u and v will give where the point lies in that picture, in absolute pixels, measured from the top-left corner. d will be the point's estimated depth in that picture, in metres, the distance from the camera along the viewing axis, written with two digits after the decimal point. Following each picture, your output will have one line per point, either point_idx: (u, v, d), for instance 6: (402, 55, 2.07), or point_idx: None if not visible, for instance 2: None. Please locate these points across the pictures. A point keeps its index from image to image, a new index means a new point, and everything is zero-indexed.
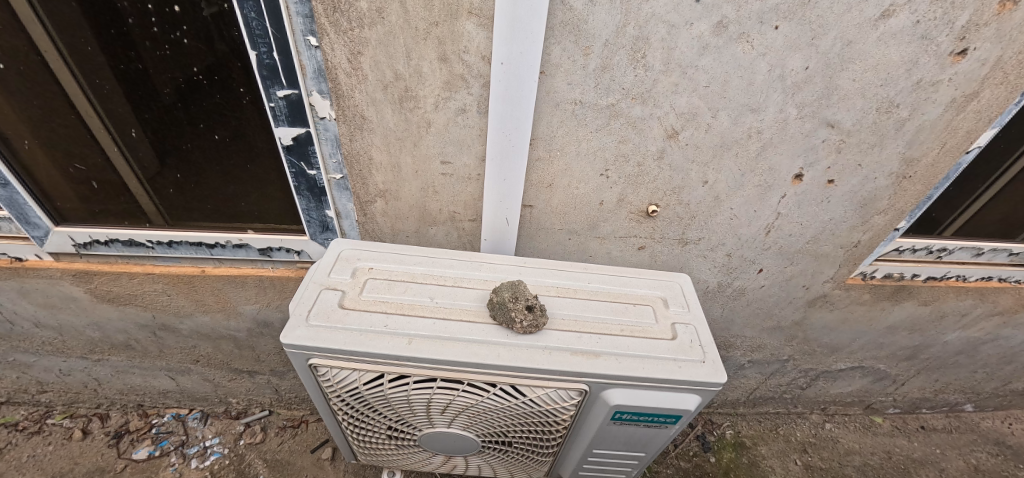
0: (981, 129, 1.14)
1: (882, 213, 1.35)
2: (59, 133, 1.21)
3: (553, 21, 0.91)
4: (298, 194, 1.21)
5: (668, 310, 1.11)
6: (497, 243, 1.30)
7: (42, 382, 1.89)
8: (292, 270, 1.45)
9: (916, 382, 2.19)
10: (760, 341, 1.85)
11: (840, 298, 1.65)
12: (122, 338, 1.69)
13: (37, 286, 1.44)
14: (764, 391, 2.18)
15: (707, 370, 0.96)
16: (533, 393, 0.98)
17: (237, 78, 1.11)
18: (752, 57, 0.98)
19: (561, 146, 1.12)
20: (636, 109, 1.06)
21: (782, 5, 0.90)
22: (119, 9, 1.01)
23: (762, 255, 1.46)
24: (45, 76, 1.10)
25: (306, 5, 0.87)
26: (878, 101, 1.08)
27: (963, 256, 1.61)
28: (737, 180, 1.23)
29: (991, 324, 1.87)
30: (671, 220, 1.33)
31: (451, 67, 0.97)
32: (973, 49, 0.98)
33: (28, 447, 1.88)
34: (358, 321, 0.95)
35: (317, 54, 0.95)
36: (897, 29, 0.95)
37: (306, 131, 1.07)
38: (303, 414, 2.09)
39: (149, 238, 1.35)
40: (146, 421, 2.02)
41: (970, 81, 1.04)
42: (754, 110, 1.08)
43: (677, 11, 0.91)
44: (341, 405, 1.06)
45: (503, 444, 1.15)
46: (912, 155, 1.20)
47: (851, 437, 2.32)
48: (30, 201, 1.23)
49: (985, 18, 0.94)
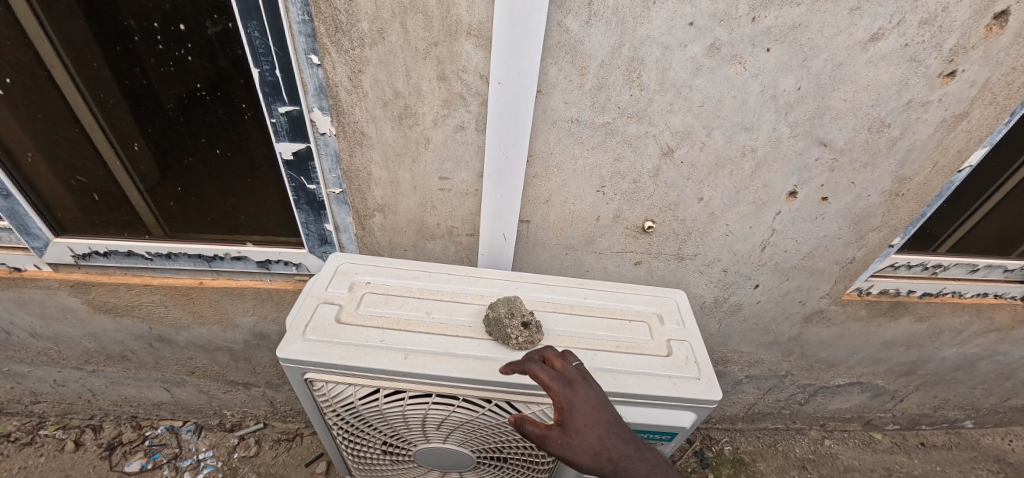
0: (971, 148, 1.16)
1: (876, 230, 1.36)
2: (63, 146, 1.23)
3: (550, 42, 0.93)
4: (298, 207, 1.22)
5: (662, 327, 1.11)
6: (495, 257, 1.30)
7: (35, 392, 1.88)
8: (290, 282, 1.45)
9: (914, 398, 2.17)
10: (757, 356, 1.85)
11: (836, 314, 1.65)
12: (118, 349, 1.69)
13: (35, 296, 1.44)
14: (763, 406, 2.16)
15: (702, 387, 0.96)
16: (528, 409, 0.98)
17: (240, 94, 1.13)
18: (744, 78, 1.00)
19: (558, 164, 1.14)
20: (632, 127, 1.08)
21: (773, 29, 0.93)
22: (126, 27, 1.07)
23: (758, 271, 1.47)
24: (51, 91, 1.12)
25: (309, 25, 0.90)
26: (870, 121, 1.10)
27: (958, 272, 1.61)
28: (732, 197, 1.25)
29: (988, 340, 1.87)
30: (667, 236, 1.34)
31: (450, 85, 0.99)
32: (962, 70, 1.01)
33: (19, 458, 1.86)
34: (354, 336, 0.96)
35: (319, 72, 0.97)
36: (886, 51, 0.97)
37: (307, 147, 1.08)
38: (298, 427, 2.07)
39: (148, 250, 1.34)
40: (139, 433, 2.00)
41: (960, 101, 1.06)
42: (748, 129, 1.10)
43: (671, 33, 0.93)
44: (336, 420, 1.06)
45: (498, 460, 1.13)
46: (905, 174, 1.22)
47: (850, 453, 2.30)
48: (31, 213, 1.22)
49: (972, 41, 0.96)
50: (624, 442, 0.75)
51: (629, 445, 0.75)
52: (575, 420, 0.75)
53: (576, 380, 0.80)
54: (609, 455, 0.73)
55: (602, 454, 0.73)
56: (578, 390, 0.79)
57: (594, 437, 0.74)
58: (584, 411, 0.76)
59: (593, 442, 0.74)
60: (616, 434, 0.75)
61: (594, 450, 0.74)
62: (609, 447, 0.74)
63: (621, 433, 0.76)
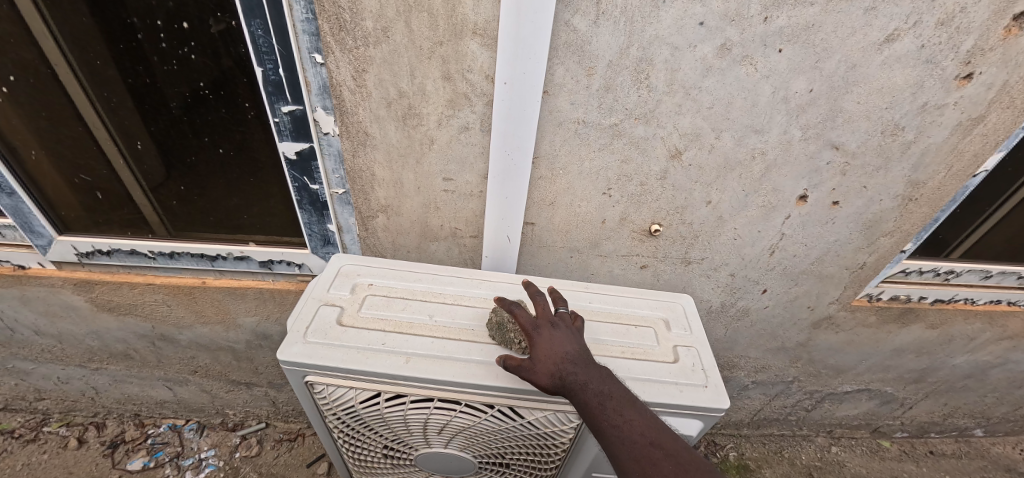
0: (987, 153, 1.13)
1: (888, 235, 1.33)
2: (67, 144, 1.23)
3: (557, 42, 0.92)
4: (301, 207, 1.21)
5: (669, 333, 1.09)
6: (499, 260, 1.28)
7: (39, 389, 1.88)
8: (292, 283, 1.44)
9: (924, 406, 2.14)
10: (764, 362, 1.82)
11: (845, 320, 1.63)
12: (121, 348, 1.69)
13: (39, 294, 1.44)
14: (769, 412, 2.13)
15: (710, 395, 0.95)
16: (531, 415, 0.96)
17: (243, 93, 1.12)
18: (755, 80, 0.98)
19: (563, 165, 1.12)
20: (639, 128, 1.06)
21: (786, 29, 0.91)
22: (130, 25, 1.06)
23: (766, 276, 1.44)
24: (55, 89, 1.12)
25: (313, 23, 0.88)
26: (884, 124, 1.07)
27: (971, 279, 1.58)
28: (740, 200, 1.22)
29: (1000, 348, 1.84)
30: (674, 240, 1.32)
31: (454, 85, 0.98)
32: (979, 72, 0.98)
33: (22, 455, 1.86)
34: (355, 339, 0.94)
35: (322, 71, 0.96)
36: (902, 52, 0.95)
37: (310, 147, 1.07)
38: (300, 428, 2.07)
39: (150, 249, 1.33)
40: (142, 431, 2.01)
41: (976, 104, 1.04)
42: (758, 132, 1.08)
43: (680, 34, 0.91)
44: (337, 423, 1.05)
45: (501, 466, 1.11)
46: (918, 178, 1.19)
47: (858, 461, 2.27)
48: (35, 211, 1.22)
49: (990, 42, 0.93)
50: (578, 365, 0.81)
51: (582, 367, 0.80)
52: (537, 348, 0.82)
53: (545, 321, 0.86)
54: (562, 374, 0.79)
55: (556, 376, 0.79)
56: (544, 327, 0.85)
57: (550, 362, 0.79)
58: (546, 342, 0.82)
59: (550, 368, 0.79)
60: (572, 359, 0.81)
61: (551, 373, 0.79)
62: (563, 370, 0.79)
63: (577, 357, 0.81)
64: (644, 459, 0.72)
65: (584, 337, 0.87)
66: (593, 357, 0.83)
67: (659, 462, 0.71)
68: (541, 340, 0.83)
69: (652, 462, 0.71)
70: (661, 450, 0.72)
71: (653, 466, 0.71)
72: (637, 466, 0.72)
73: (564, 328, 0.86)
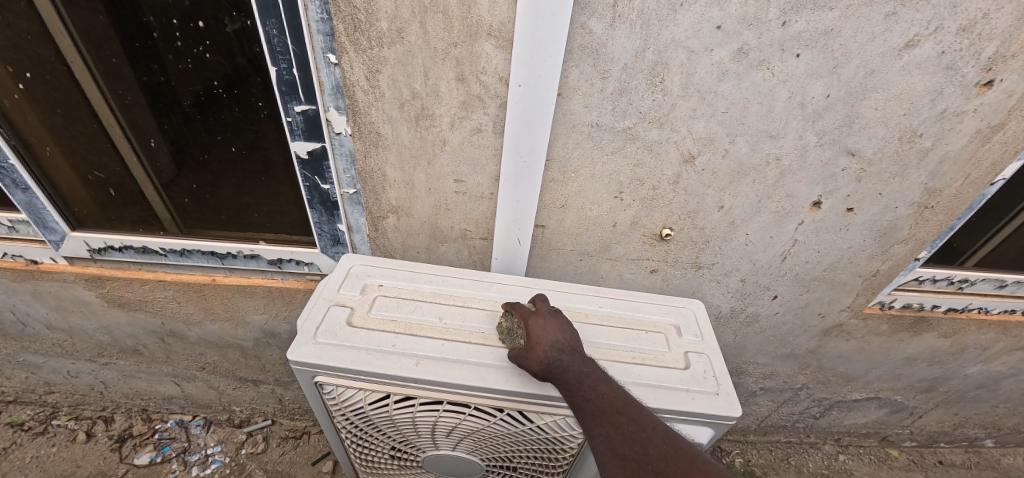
0: (1006, 161, 1.11)
1: (902, 243, 1.32)
2: (81, 141, 1.25)
3: (572, 45, 0.91)
4: (311, 207, 1.21)
5: (680, 339, 1.08)
6: (509, 262, 1.28)
7: (49, 382, 1.90)
8: (301, 282, 1.44)
9: (934, 415, 2.11)
10: (772, 368, 1.81)
11: (856, 328, 1.61)
12: (131, 343, 1.70)
13: (50, 289, 1.45)
14: (776, 419, 2.12)
15: (721, 403, 0.94)
16: (540, 420, 0.96)
17: (256, 92, 1.17)
18: (772, 84, 0.97)
19: (575, 168, 1.11)
20: (652, 132, 1.05)
21: (804, 34, 0.90)
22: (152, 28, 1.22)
23: (777, 282, 1.43)
24: (70, 85, 1.16)
25: (328, 23, 0.88)
26: (901, 130, 1.06)
27: (985, 288, 1.55)
28: (753, 206, 1.21)
29: (1014, 358, 1.81)
30: (685, 244, 1.31)
31: (468, 87, 0.97)
32: (1001, 79, 0.96)
33: (32, 448, 1.88)
34: (366, 340, 0.94)
35: (336, 71, 0.96)
36: (922, 58, 0.93)
37: (322, 147, 1.07)
38: (305, 425, 2.08)
39: (162, 246, 1.30)
40: (149, 426, 2.02)
41: (996, 111, 1.02)
42: (773, 137, 1.06)
43: (697, 37, 0.90)
44: (345, 423, 1.04)
45: (508, 470, 1.11)
46: (935, 186, 1.17)
47: (865, 469, 2.25)
48: (48, 206, 1.17)
49: (1012, 49, 0.92)
50: (561, 347, 0.85)
51: (565, 349, 0.84)
52: (529, 334, 0.88)
53: (541, 314, 0.92)
54: (545, 355, 0.83)
55: (544, 361, 0.83)
56: (539, 319, 0.91)
57: (540, 349, 0.84)
58: (536, 328, 0.88)
59: (539, 354, 0.84)
60: (558, 343, 0.85)
61: (537, 354, 0.84)
62: (548, 352, 0.84)
63: (563, 343, 0.85)
64: (609, 424, 0.74)
65: (576, 330, 0.91)
66: (579, 344, 0.87)
67: (624, 427, 0.72)
68: (533, 328, 0.89)
69: (617, 427, 0.73)
70: (627, 417, 0.73)
71: (617, 431, 0.72)
72: (605, 433, 0.73)
73: (558, 319, 0.91)
